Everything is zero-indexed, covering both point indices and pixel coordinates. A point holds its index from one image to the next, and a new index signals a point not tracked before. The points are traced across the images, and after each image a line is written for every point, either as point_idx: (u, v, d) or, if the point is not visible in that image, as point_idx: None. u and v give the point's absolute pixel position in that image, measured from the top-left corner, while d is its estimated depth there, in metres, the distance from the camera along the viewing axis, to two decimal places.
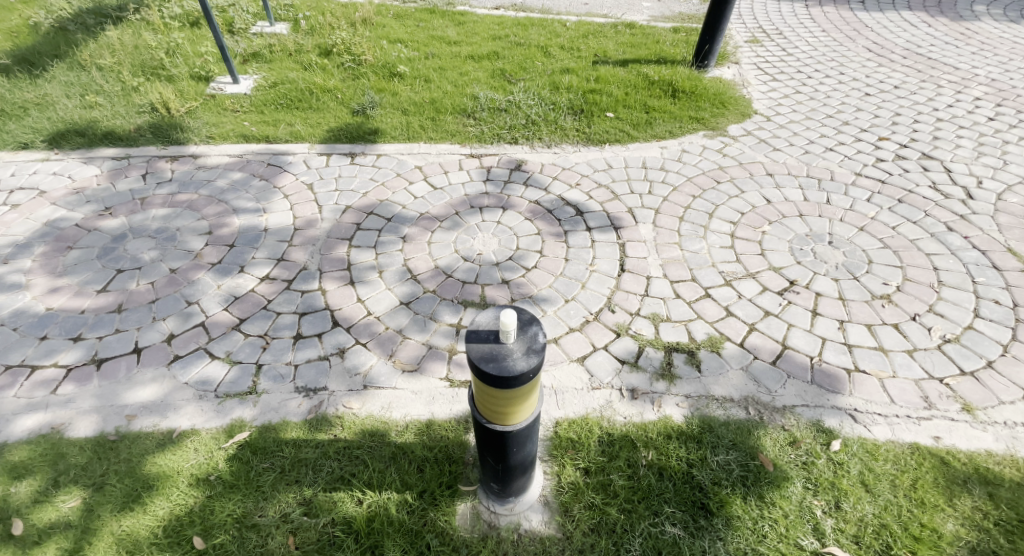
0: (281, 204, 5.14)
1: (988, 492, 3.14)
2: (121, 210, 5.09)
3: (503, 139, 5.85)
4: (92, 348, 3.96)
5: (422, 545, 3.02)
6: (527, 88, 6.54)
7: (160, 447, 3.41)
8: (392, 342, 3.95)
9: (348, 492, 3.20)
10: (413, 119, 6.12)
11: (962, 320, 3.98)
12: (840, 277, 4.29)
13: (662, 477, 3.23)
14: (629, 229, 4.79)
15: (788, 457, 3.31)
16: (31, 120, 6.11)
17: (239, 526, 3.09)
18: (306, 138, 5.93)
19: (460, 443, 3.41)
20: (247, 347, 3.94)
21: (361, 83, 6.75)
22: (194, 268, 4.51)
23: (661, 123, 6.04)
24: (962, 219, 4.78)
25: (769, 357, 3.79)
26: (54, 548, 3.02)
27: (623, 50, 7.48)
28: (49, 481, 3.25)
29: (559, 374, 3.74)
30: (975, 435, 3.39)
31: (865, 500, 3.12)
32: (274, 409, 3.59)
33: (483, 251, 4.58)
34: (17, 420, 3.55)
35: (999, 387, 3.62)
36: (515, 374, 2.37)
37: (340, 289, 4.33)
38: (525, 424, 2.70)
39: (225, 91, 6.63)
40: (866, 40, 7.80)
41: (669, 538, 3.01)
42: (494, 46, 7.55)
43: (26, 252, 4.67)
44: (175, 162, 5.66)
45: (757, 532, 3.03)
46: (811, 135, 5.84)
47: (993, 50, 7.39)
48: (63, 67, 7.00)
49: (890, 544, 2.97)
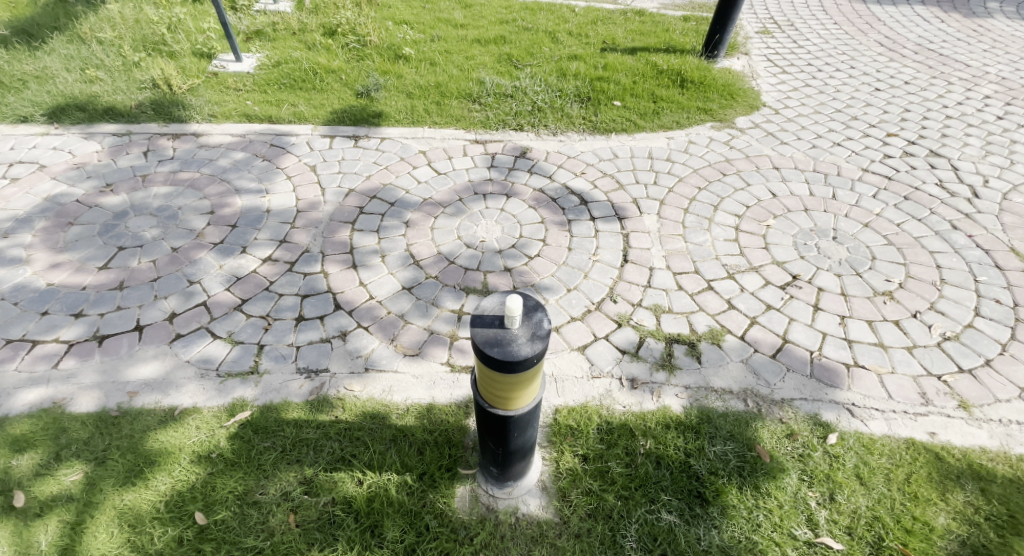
0: (283, 185, 5.11)
1: (980, 487, 3.18)
2: (122, 187, 5.06)
3: (508, 125, 5.82)
4: (93, 325, 3.96)
5: (421, 526, 3.06)
6: (533, 74, 6.49)
7: (162, 423, 3.43)
8: (393, 327, 3.96)
9: (349, 472, 3.23)
10: (417, 103, 6.08)
11: (963, 318, 4.01)
12: (842, 272, 4.30)
13: (659, 466, 3.27)
14: (633, 220, 4.78)
15: (784, 449, 3.34)
16: (30, 93, 6.05)
17: (240, 503, 3.12)
18: (310, 119, 5.89)
19: (460, 427, 3.44)
20: (249, 328, 3.95)
21: (365, 64, 6.69)
22: (195, 247, 4.51)
23: (669, 113, 6.01)
24: (966, 217, 4.79)
25: (769, 351, 3.81)
26: (56, 520, 3.05)
27: (631, 37, 7.42)
28: (51, 455, 3.27)
29: (560, 362, 3.76)
30: (970, 432, 3.43)
31: (858, 493, 3.17)
32: (275, 390, 3.61)
33: (486, 238, 4.58)
34: (18, 393, 3.57)
35: (997, 386, 3.65)
36: (519, 358, 2.38)
37: (343, 272, 4.33)
38: (526, 410, 2.72)
39: (228, 69, 6.58)
40: (878, 35, 7.74)
41: (664, 525, 3.05)
42: (502, 30, 7.48)
43: (26, 227, 4.66)
44: (176, 139, 5.62)
45: (751, 521, 3.07)
46: (818, 129, 5.82)
47: (1005, 48, 7.35)
48: (63, 39, 6.91)
49: (882, 535, 3.02)
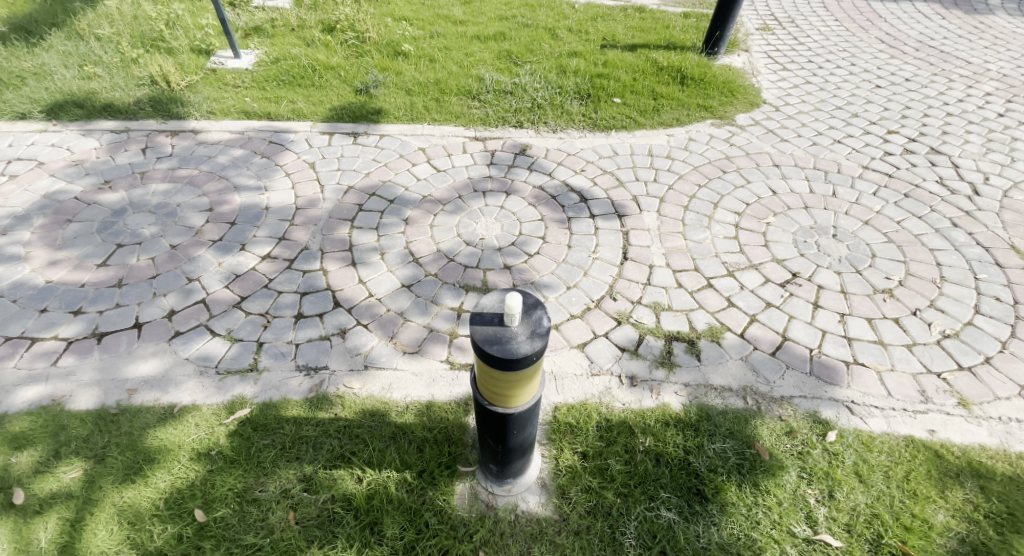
0: (282, 183, 5.10)
1: (979, 485, 3.18)
2: (121, 184, 5.05)
3: (508, 122, 5.80)
4: (92, 322, 3.96)
5: (421, 523, 3.06)
6: (533, 71, 6.47)
7: (161, 421, 3.43)
8: (392, 324, 3.95)
9: (348, 470, 3.23)
10: (417, 100, 6.06)
11: (962, 316, 4.00)
12: (842, 270, 4.30)
13: (658, 463, 3.27)
14: (633, 218, 4.78)
15: (784, 447, 3.35)
16: (29, 90, 6.03)
17: (240, 501, 3.12)
18: (309, 116, 5.87)
19: (459, 425, 3.44)
20: (248, 325, 3.94)
21: (365, 61, 6.67)
22: (194, 245, 4.50)
23: (669, 110, 6.00)
24: (967, 215, 4.78)
25: (769, 348, 3.81)
26: (55, 518, 3.05)
27: (631, 34, 7.40)
28: (51, 452, 3.27)
29: (559, 360, 3.76)
30: (969, 430, 3.43)
31: (858, 490, 3.17)
32: (274, 387, 3.60)
33: (486, 235, 4.57)
34: (17, 391, 3.56)
35: (996, 383, 3.65)
36: (519, 356, 2.38)
37: (342, 269, 4.32)
38: (525, 408, 2.72)
39: (226, 66, 6.56)
40: (879, 32, 7.72)
41: (663, 522, 3.05)
42: (502, 26, 7.46)
43: (25, 224, 4.65)
44: (175, 136, 5.61)
45: (750, 518, 3.07)
46: (818, 127, 5.80)
47: (1006, 45, 7.34)
48: (61, 36, 6.89)
49: (881, 533, 3.02)
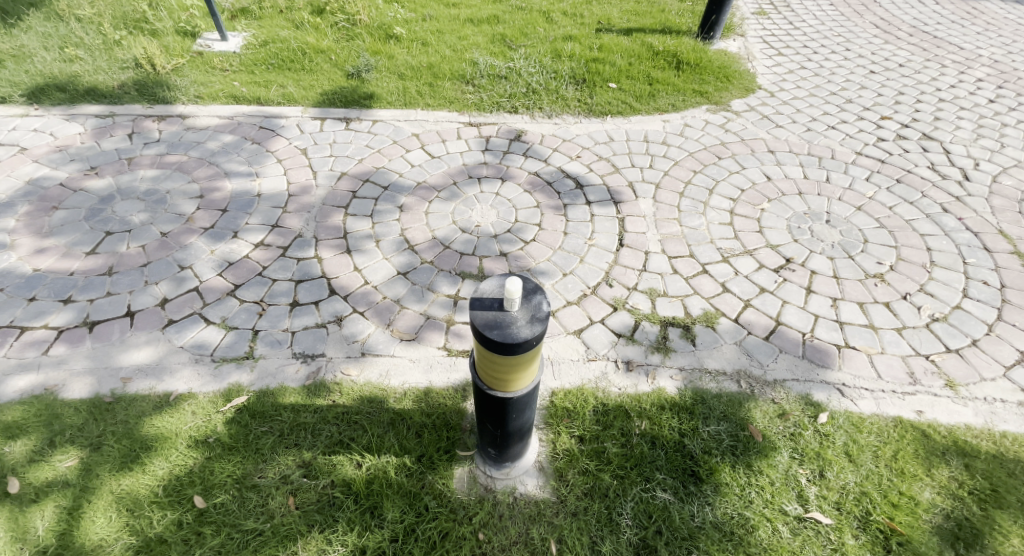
0: (274, 169, 5.05)
1: (964, 463, 3.28)
2: (107, 170, 4.97)
3: (503, 108, 5.78)
4: (83, 311, 3.92)
5: (420, 506, 3.10)
6: (528, 55, 6.41)
7: (157, 409, 3.43)
8: (389, 312, 3.96)
9: (347, 455, 3.26)
10: (410, 85, 6.00)
11: (951, 300, 4.08)
12: (835, 255, 4.36)
13: (653, 446, 3.33)
14: (629, 204, 4.79)
15: (776, 428, 3.42)
16: (7, 72, 5.88)
17: (240, 486, 3.14)
18: (300, 101, 5.79)
19: (458, 410, 3.48)
20: (243, 313, 3.93)
21: (356, 44, 6.56)
22: (185, 233, 4.45)
23: (664, 95, 6.00)
24: (957, 200, 4.85)
25: (762, 333, 3.87)
26: (52, 506, 3.04)
27: (627, 17, 7.35)
28: (45, 441, 3.26)
29: (556, 346, 3.80)
30: (956, 410, 3.52)
31: (847, 470, 3.25)
32: (272, 375, 3.61)
33: (481, 223, 4.56)
34: (9, 380, 3.54)
35: (982, 364, 3.74)
36: (519, 341, 2.39)
37: (337, 257, 4.31)
38: (525, 392, 2.75)
39: (213, 48, 6.43)
40: (873, 17, 7.73)
41: (659, 503, 3.11)
42: (495, 9, 7.36)
43: (9, 211, 4.57)
44: (162, 121, 5.51)
45: (744, 498, 3.14)
46: (812, 112, 5.83)
47: (997, 30, 7.39)
48: (40, 16, 6.70)
49: (869, 510, 3.10)
